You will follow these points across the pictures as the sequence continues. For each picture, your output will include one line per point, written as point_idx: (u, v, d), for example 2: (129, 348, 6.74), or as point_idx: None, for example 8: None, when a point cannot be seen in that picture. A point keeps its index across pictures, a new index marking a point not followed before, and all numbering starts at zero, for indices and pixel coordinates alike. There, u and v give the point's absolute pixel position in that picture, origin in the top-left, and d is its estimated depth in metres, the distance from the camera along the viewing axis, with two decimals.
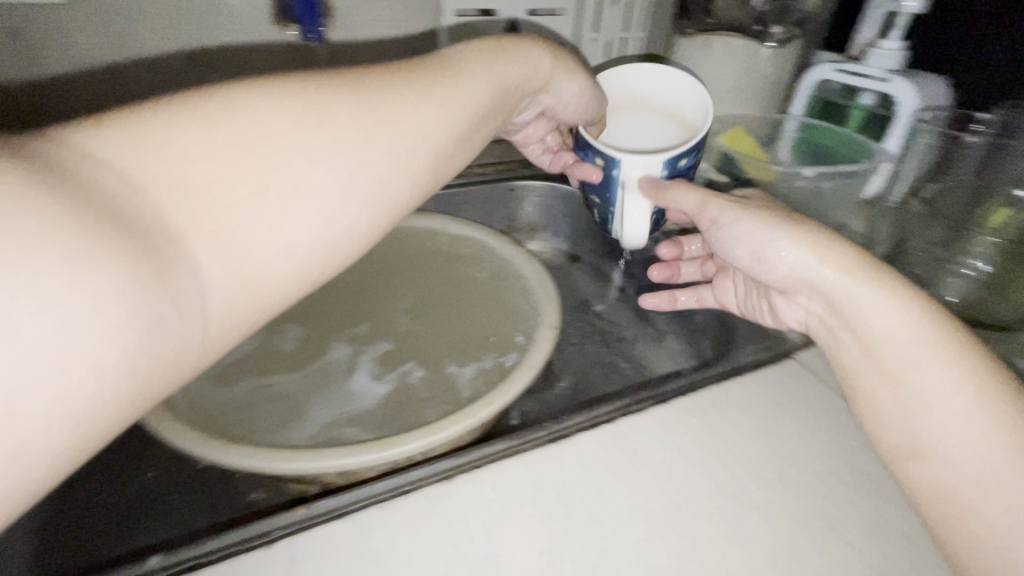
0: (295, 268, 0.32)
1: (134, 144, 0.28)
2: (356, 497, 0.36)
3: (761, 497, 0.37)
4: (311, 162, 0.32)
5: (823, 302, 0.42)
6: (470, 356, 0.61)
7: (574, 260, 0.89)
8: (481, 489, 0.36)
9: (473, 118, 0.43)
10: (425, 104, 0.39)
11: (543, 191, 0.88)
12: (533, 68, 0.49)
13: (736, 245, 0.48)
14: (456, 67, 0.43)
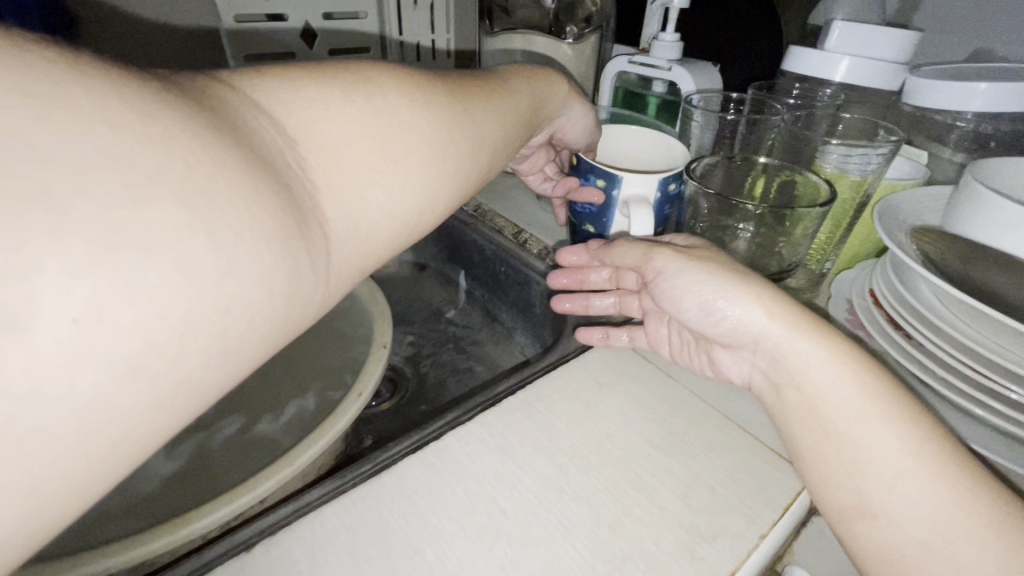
0: (391, 231, 0.33)
1: (289, 106, 0.29)
2: None
3: (586, 482, 0.38)
4: (419, 133, 0.34)
5: (768, 360, 0.40)
6: (293, 396, 0.57)
7: (421, 269, 0.87)
8: (286, 551, 0.33)
9: (521, 121, 0.48)
10: (489, 102, 0.43)
11: None
12: (568, 88, 0.58)
13: (681, 296, 0.44)
14: (504, 80, 0.48)
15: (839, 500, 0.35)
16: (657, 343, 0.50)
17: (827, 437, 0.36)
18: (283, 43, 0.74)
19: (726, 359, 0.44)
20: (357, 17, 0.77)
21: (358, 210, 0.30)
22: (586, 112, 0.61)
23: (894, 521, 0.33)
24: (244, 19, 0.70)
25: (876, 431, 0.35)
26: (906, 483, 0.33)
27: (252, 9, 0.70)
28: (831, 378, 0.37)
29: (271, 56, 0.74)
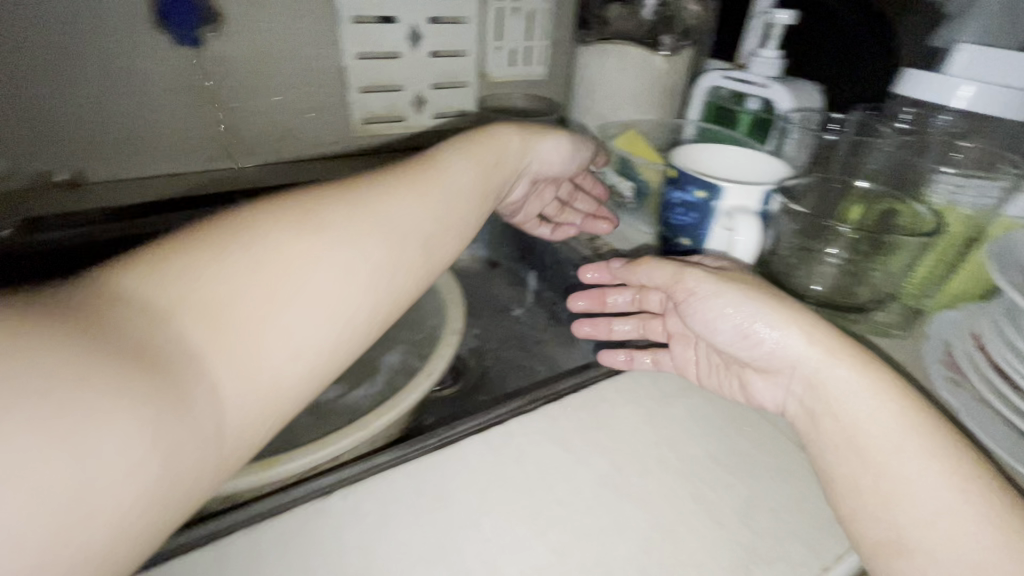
0: (306, 368, 0.31)
1: (161, 277, 0.27)
2: (216, 527, 0.33)
3: (646, 488, 0.38)
4: (320, 263, 0.32)
5: (805, 386, 0.39)
6: (368, 375, 0.61)
7: (494, 266, 0.90)
8: (357, 504, 0.35)
9: (461, 196, 0.45)
10: (415, 194, 0.41)
11: None
12: (516, 146, 0.55)
13: (716, 318, 0.43)
14: (435, 159, 0.46)
15: (872, 532, 0.33)
16: (686, 364, 0.48)
17: (866, 468, 0.35)
18: (390, 42, 0.80)
19: (755, 378, 0.43)
20: (459, 23, 0.83)
21: (257, 361, 0.28)
22: (558, 151, 0.61)
23: (933, 558, 0.31)
24: (360, 20, 0.77)
25: (916, 463, 0.33)
26: (947, 519, 0.31)
27: (368, 11, 0.76)
28: (869, 406, 0.36)
29: (380, 56, 0.80)
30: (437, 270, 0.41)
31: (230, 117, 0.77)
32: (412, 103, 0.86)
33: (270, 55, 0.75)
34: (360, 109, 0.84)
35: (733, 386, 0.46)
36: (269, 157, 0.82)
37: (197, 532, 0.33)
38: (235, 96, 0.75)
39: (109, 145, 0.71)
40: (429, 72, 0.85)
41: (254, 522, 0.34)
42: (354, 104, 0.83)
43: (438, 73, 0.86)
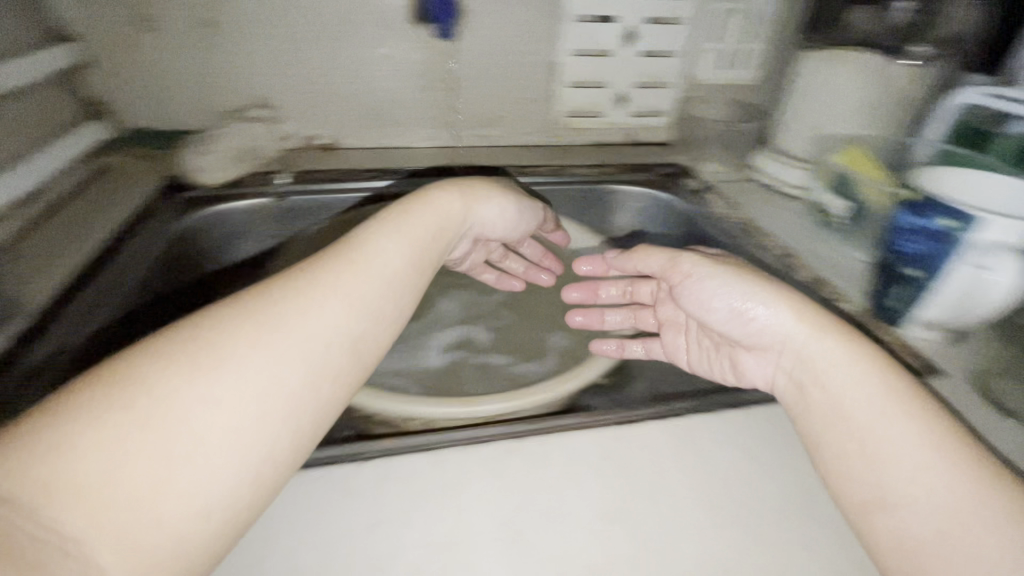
0: (211, 526, 0.28)
1: (27, 467, 0.25)
2: (436, 439, 0.40)
3: (830, 514, 0.38)
4: (212, 407, 0.29)
5: (795, 362, 0.41)
6: (541, 353, 0.66)
7: None
8: (549, 451, 0.39)
9: (393, 283, 0.39)
10: (336, 299, 0.35)
11: (641, 199, 0.87)
12: (445, 213, 0.47)
13: (711, 298, 0.45)
14: (361, 244, 0.39)
15: (856, 490, 0.35)
16: (674, 353, 0.54)
17: (851, 432, 0.36)
18: (606, 40, 0.83)
19: (745, 357, 0.45)
20: (675, 23, 0.83)
21: (144, 533, 0.25)
22: (502, 208, 0.54)
23: (911, 507, 0.33)
24: (581, 19, 0.81)
25: (896, 427, 0.35)
26: (928, 476, 0.33)
27: (588, 10, 0.80)
28: (847, 372, 0.38)
29: (593, 53, 0.84)
30: (363, 375, 0.37)
31: (457, 102, 0.88)
32: (613, 100, 0.90)
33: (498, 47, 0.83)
34: (564, 103, 0.90)
35: (720, 368, 0.49)
36: (478, 138, 0.93)
37: (409, 441, 0.39)
38: (463, 85, 0.86)
39: (363, 118, 0.88)
40: (636, 71, 0.87)
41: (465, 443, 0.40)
42: (559, 97, 0.89)
43: (643, 72, 0.88)
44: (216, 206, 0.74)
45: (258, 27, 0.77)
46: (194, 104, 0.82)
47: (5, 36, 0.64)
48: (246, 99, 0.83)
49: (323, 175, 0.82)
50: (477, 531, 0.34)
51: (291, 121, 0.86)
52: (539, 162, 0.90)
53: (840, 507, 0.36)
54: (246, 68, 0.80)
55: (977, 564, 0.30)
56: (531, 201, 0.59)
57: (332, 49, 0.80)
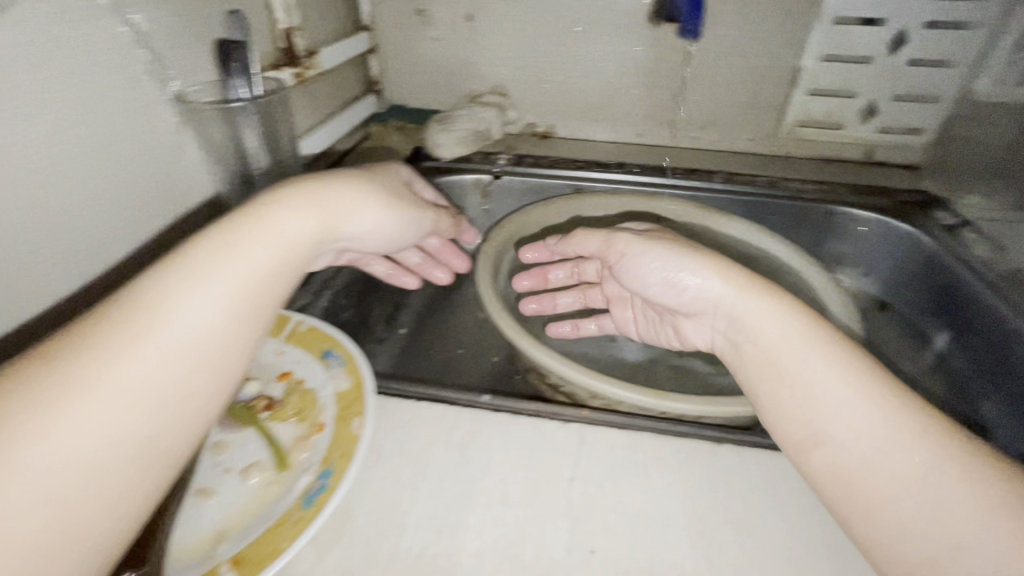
0: None
1: None
2: (627, 422, 0.42)
3: None
4: None
5: (727, 322, 0.43)
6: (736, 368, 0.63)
7: (882, 308, 0.77)
8: (746, 463, 0.39)
9: (215, 337, 0.32)
10: (114, 401, 0.28)
11: (870, 225, 0.77)
12: (281, 245, 0.37)
13: (647, 274, 0.47)
14: (147, 310, 0.31)
15: (792, 432, 0.36)
16: (624, 325, 0.61)
17: (779, 378, 0.38)
18: (867, 45, 0.75)
19: (684, 324, 0.49)
20: (962, 27, 0.71)
21: None
22: (367, 222, 0.45)
23: (841, 445, 0.34)
24: (841, 22, 0.74)
25: (822, 369, 0.36)
26: (853, 412, 0.34)
27: (852, 12, 0.73)
28: (776, 329, 0.39)
29: (849, 59, 0.77)
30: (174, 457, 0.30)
31: (679, 102, 0.88)
32: (859, 112, 0.81)
33: (737, 50, 0.80)
34: (797, 112, 0.84)
35: (665, 334, 0.55)
36: (690, 141, 0.92)
37: (603, 416, 0.42)
38: (689, 85, 0.86)
39: (581, 112, 0.93)
40: (896, 81, 0.77)
41: (659, 432, 0.41)
42: (793, 106, 0.83)
43: (906, 84, 0.77)
44: (449, 177, 0.85)
45: (511, 22, 0.86)
46: (446, 87, 0.96)
47: (334, 27, 0.82)
48: (485, 86, 0.94)
49: (537, 160, 0.88)
50: (669, 514, 0.36)
51: (520, 109, 0.94)
52: (753, 172, 0.85)
53: (783, 449, 0.37)
54: (491, 58, 0.90)
55: (894, 485, 0.31)
56: (407, 202, 0.50)
57: (570, 45, 0.86)
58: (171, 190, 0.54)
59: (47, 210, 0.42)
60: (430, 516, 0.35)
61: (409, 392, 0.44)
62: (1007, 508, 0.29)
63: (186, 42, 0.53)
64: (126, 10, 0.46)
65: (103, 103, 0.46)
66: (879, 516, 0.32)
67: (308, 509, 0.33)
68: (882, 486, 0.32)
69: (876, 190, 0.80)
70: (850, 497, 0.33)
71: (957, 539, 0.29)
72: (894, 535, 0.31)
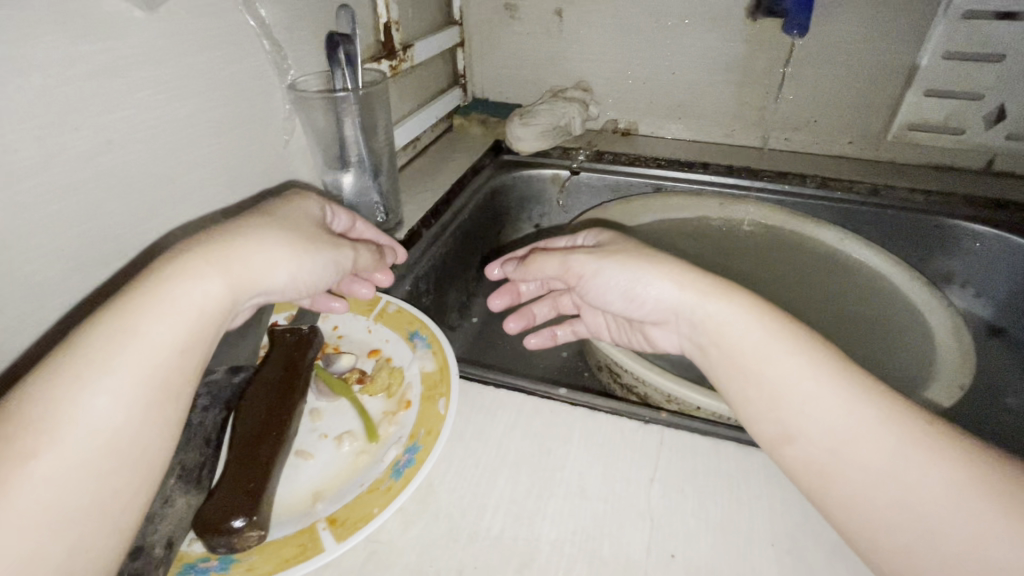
0: None
1: None
2: (707, 429, 0.41)
3: None
4: None
5: (691, 330, 0.40)
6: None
7: (994, 333, 0.70)
8: None
9: (129, 412, 0.28)
10: (4, 541, 0.24)
11: (987, 240, 0.69)
12: (189, 325, 0.31)
13: (604, 292, 0.43)
14: (37, 424, 0.26)
15: (767, 428, 0.35)
16: (597, 330, 0.55)
17: (748, 381, 0.36)
18: (999, 41, 0.68)
19: (653, 331, 0.45)
20: None
21: None
22: (300, 279, 0.38)
23: (810, 437, 0.33)
24: (971, 15, 0.68)
25: (788, 366, 0.34)
26: (820, 405, 0.33)
27: (988, 4, 0.66)
28: (743, 335, 0.36)
29: (976, 56, 0.70)
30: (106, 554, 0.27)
31: (774, 102, 0.83)
32: (986, 117, 0.73)
33: (842, 45, 0.75)
34: (909, 114, 0.77)
35: (635, 340, 0.51)
36: (782, 144, 0.87)
37: (684, 420, 0.41)
38: (788, 84, 0.81)
39: (667, 109, 0.90)
40: None
41: (742, 443, 0.40)
42: (905, 107, 0.77)
43: None
44: (526, 172, 0.86)
45: (600, 17, 0.86)
46: (529, 82, 0.96)
47: (428, 22, 0.85)
48: (569, 82, 0.94)
49: (617, 158, 0.87)
50: (754, 527, 0.34)
51: (602, 105, 0.93)
52: (851, 178, 0.79)
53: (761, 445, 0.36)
54: (578, 53, 0.90)
55: (867, 476, 0.30)
56: (333, 243, 0.40)
57: (660, 40, 0.84)
58: (280, 174, 0.59)
59: (181, 185, 0.47)
60: (509, 500, 0.36)
61: (488, 378, 0.45)
62: (972, 487, 0.28)
63: (303, 36, 0.57)
64: (257, 5, 0.51)
65: (233, 89, 0.50)
66: (858, 510, 0.30)
67: (397, 479, 0.35)
68: (857, 477, 0.31)
69: (998, 203, 0.72)
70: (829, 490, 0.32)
71: (929, 522, 0.28)
72: (871, 525, 0.30)
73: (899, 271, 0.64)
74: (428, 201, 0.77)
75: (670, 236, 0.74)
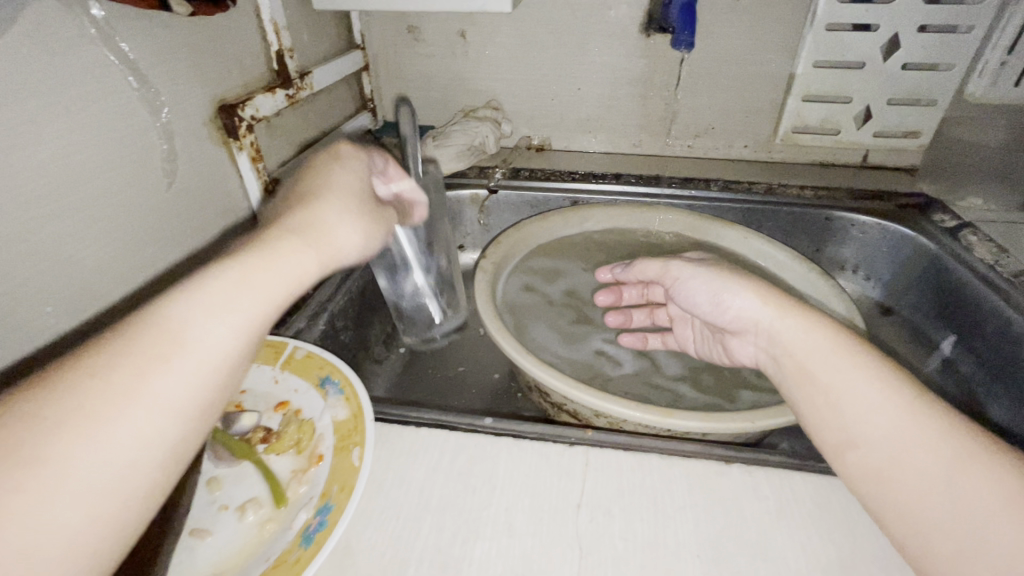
0: (136, 507, 0.24)
1: (57, 396, 0.23)
2: (629, 443, 0.41)
3: None
4: (165, 378, 0.25)
5: (766, 341, 0.42)
6: (740, 387, 0.60)
7: (885, 313, 0.77)
8: (758, 484, 0.38)
9: (308, 266, 0.33)
10: (241, 301, 0.29)
11: (870, 228, 0.76)
12: (342, 230, 0.36)
13: (695, 293, 0.48)
14: (264, 246, 0.31)
15: (827, 435, 0.35)
16: (683, 343, 0.62)
17: (816, 389, 0.37)
18: (860, 49, 0.74)
19: (732, 340, 0.47)
20: (954, 31, 0.71)
21: (105, 488, 0.23)
22: (374, 235, 0.39)
23: (872, 445, 0.33)
24: (834, 27, 0.74)
25: (857, 377, 0.35)
26: (881, 414, 0.33)
27: (846, 17, 0.72)
28: (813, 343, 0.38)
29: (842, 64, 0.76)
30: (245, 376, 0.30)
31: (673, 112, 0.88)
32: (856, 117, 0.81)
33: (729, 57, 0.81)
34: (791, 118, 0.84)
35: (716, 351, 0.55)
36: (686, 150, 0.91)
37: (608, 436, 0.42)
38: (682, 95, 0.86)
39: (576, 123, 0.92)
40: (891, 85, 0.76)
41: (666, 454, 0.40)
42: (788, 112, 0.83)
43: (901, 88, 0.76)
44: (445, 193, 0.84)
45: (504, 35, 0.86)
46: (439, 102, 0.95)
47: (327, 46, 0.82)
48: (480, 101, 0.94)
49: (532, 173, 0.88)
50: (680, 540, 0.35)
51: (514, 122, 0.94)
52: (749, 179, 0.84)
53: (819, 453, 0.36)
54: (486, 73, 0.90)
55: (926, 482, 0.30)
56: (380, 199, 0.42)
57: (563, 57, 0.86)
58: (163, 216, 0.54)
59: (39, 241, 0.42)
60: (434, 550, 0.34)
61: (410, 418, 0.43)
62: None
63: (179, 69, 0.53)
64: (117, 38, 0.46)
65: (97, 131, 0.45)
66: (913, 512, 0.30)
67: (308, 547, 0.31)
68: (914, 486, 0.31)
69: (875, 194, 0.79)
70: (886, 495, 0.32)
71: (985, 530, 0.28)
72: (935, 526, 0.29)
73: (793, 261, 0.66)
74: None
75: (587, 247, 0.75)
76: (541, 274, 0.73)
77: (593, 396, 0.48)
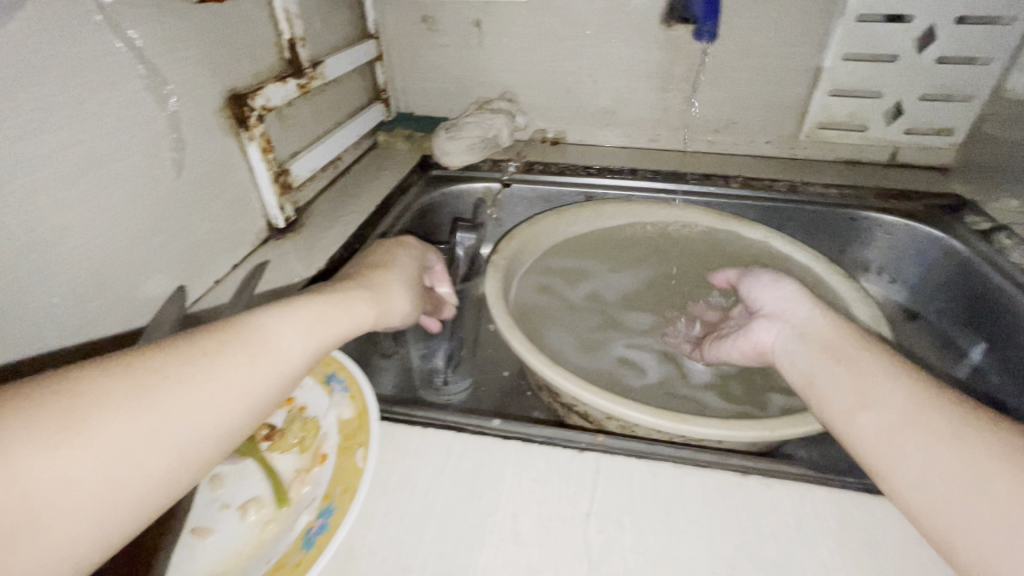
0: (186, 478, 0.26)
1: (157, 363, 0.27)
2: (641, 450, 0.40)
3: None
4: (246, 372, 0.29)
5: (797, 330, 0.43)
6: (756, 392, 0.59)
7: (910, 317, 0.74)
8: (775, 497, 0.37)
9: (373, 315, 0.39)
10: (321, 326, 0.34)
11: (897, 229, 0.73)
12: (401, 300, 0.44)
13: (754, 281, 0.52)
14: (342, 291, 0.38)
15: (861, 424, 0.34)
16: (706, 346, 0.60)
17: (850, 379, 0.36)
18: (892, 42, 0.71)
19: (759, 327, 0.48)
20: (994, 22, 0.67)
21: (170, 450, 0.25)
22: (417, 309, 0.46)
23: (907, 433, 0.31)
24: (865, 19, 0.71)
25: (901, 381, 0.34)
26: (921, 409, 0.31)
27: (879, 8, 0.69)
28: (854, 340, 0.39)
29: (873, 58, 0.73)
30: None
31: (693, 106, 0.85)
32: (886, 113, 0.77)
33: (753, 49, 0.78)
34: (818, 113, 0.81)
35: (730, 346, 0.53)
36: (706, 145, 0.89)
37: (620, 442, 0.40)
38: (703, 88, 0.83)
39: (593, 116, 0.90)
40: (924, 80, 0.73)
41: (679, 463, 0.39)
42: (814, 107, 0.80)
43: (935, 83, 0.73)
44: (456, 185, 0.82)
45: (520, 25, 0.84)
46: (454, 94, 0.94)
47: (341, 36, 0.81)
48: (496, 93, 0.92)
49: (546, 167, 0.86)
50: (692, 555, 0.33)
51: (529, 114, 0.92)
52: (772, 176, 0.82)
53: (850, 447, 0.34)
54: (502, 65, 0.88)
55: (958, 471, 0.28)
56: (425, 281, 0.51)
57: (581, 49, 0.84)
58: (172, 207, 0.53)
59: (46, 232, 0.41)
60: (437, 556, 0.33)
61: (416, 418, 0.42)
62: None
63: (189, 57, 0.53)
64: (125, 25, 0.45)
65: (105, 120, 0.45)
66: (944, 504, 0.28)
67: (309, 552, 0.31)
68: (946, 477, 0.28)
69: (904, 194, 0.76)
70: (914, 485, 0.29)
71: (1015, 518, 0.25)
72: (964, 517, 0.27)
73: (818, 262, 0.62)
74: (352, 222, 0.73)
75: (603, 244, 0.73)
76: (554, 270, 0.71)
77: (605, 399, 0.47)
